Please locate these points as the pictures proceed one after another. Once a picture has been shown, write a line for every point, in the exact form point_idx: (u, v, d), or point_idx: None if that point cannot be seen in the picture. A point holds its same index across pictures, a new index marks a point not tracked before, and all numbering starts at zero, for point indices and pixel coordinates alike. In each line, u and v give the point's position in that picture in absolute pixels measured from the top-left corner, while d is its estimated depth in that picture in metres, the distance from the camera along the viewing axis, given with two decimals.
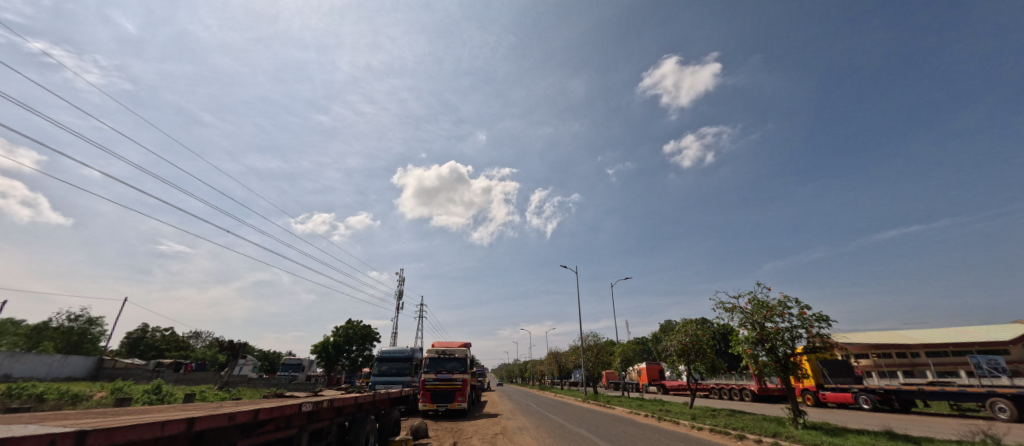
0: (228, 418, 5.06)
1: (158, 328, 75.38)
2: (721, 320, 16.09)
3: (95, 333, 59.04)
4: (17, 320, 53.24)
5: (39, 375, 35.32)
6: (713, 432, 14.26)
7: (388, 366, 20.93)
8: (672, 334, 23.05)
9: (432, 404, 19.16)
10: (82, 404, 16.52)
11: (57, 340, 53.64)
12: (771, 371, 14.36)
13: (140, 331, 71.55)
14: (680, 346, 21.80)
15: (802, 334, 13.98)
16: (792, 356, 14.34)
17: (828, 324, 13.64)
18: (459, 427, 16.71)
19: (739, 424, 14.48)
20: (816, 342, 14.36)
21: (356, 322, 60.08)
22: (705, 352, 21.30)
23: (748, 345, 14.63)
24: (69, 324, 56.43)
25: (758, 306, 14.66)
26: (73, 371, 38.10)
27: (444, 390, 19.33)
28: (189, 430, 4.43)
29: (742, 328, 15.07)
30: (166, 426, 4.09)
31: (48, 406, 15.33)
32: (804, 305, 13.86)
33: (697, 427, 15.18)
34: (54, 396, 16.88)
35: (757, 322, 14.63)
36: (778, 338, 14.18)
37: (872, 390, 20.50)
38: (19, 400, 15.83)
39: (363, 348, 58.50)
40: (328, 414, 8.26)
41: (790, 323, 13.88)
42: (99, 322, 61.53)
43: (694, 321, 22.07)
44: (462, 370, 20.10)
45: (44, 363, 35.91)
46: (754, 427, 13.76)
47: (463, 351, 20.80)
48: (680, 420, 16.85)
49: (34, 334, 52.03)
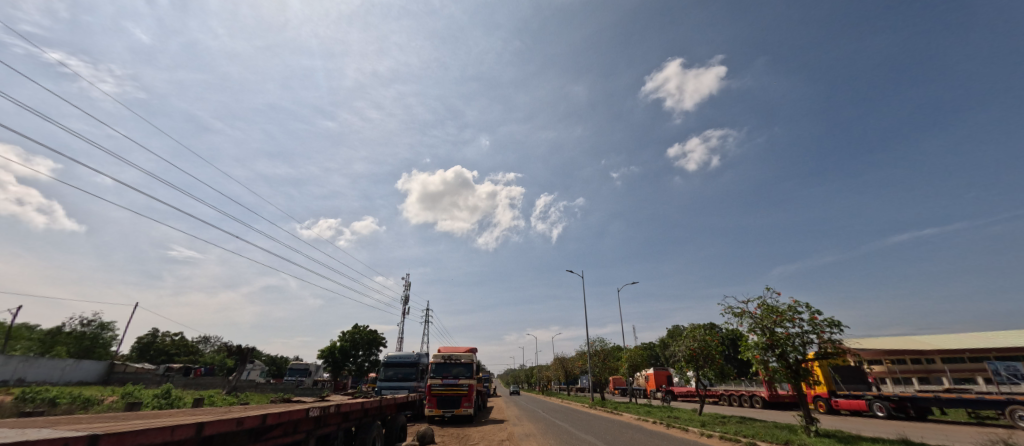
0: (236, 423, 5.05)
1: (168, 331, 75.93)
2: (731, 324, 15.90)
3: (106, 338, 59.74)
4: (32, 325, 54.46)
5: (52, 379, 35.99)
6: (723, 439, 14.05)
7: (393, 371, 20.88)
8: (679, 339, 22.78)
9: (438, 410, 19.10)
10: (93, 408, 16.73)
11: (70, 345, 54.39)
12: (782, 378, 14.05)
13: (150, 336, 72.00)
14: (688, 351, 21.48)
15: (813, 339, 13.76)
16: (803, 362, 14.09)
17: (839, 329, 13.44)
18: (465, 433, 16.61)
19: (750, 432, 14.23)
20: (828, 348, 14.06)
21: (362, 327, 60.14)
22: (713, 357, 20.99)
23: (758, 350, 14.39)
24: (82, 329, 57.28)
25: (767, 311, 14.48)
26: (85, 375, 38.65)
27: (450, 395, 19.25)
28: (199, 434, 4.42)
29: (751, 334, 14.85)
30: (176, 431, 4.08)
31: (61, 410, 15.50)
32: (815, 311, 13.71)
33: (706, 434, 14.99)
34: (67, 400, 17.14)
35: (767, 327, 14.40)
36: (789, 344, 13.97)
37: (887, 397, 20.08)
38: (34, 404, 16.12)
39: (369, 353, 58.65)
40: (334, 419, 8.23)
41: (801, 328, 13.70)
42: (110, 326, 62.26)
43: (702, 326, 21.71)
44: (467, 375, 20.01)
45: (56, 368, 36.52)
46: (765, 435, 13.54)
47: (469, 357, 20.70)
48: (690, 427, 16.59)
49: (48, 340, 53.05)
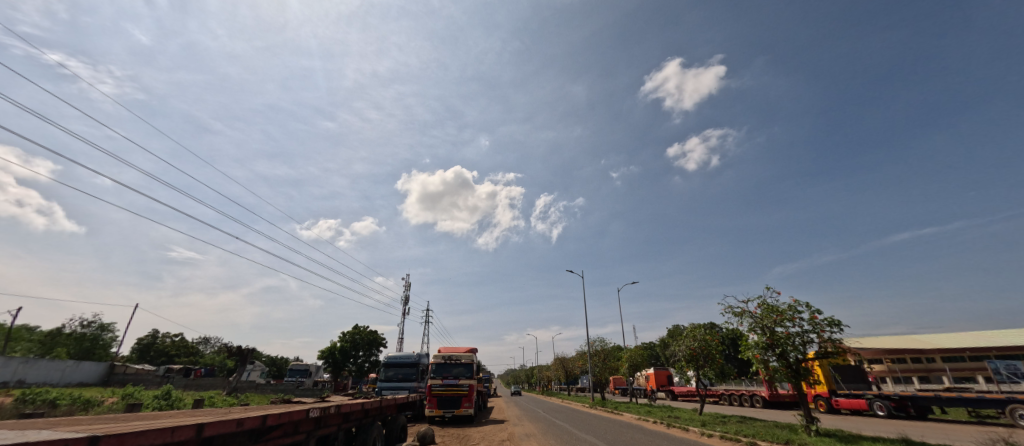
0: (236, 424, 5.04)
1: (168, 333, 75.82)
2: (731, 324, 15.92)
3: (106, 339, 59.68)
4: (31, 326, 54.43)
5: (52, 380, 35.91)
6: (723, 438, 14.05)
7: (394, 371, 20.86)
8: (679, 339, 22.77)
9: (438, 410, 19.09)
10: (93, 409, 16.72)
11: (70, 347, 54.33)
12: (782, 377, 14.06)
13: (150, 337, 71.91)
14: (688, 351, 21.46)
15: (813, 339, 13.76)
16: (803, 362, 14.08)
17: (839, 329, 13.44)
18: (466, 433, 16.62)
19: (750, 431, 14.23)
20: (828, 347, 14.04)
21: (362, 327, 60.04)
22: (713, 357, 20.96)
23: (758, 350, 14.39)
24: (82, 330, 57.20)
25: (767, 311, 14.47)
26: (85, 377, 38.65)
27: (450, 396, 19.22)
28: (199, 435, 4.40)
29: (751, 333, 14.85)
30: (176, 432, 4.07)
31: (61, 412, 15.50)
32: (815, 310, 13.72)
33: (706, 434, 14.97)
34: (67, 401, 17.11)
35: (767, 326, 14.40)
36: (788, 344, 13.96)
37: (887, 396, 20.07)
38: (34, 405, 16.12)
39: (369, 354, 58.61)
40: (334, 420, 8.21)
41: (801, 328, 13.70)
42: (110, 328, 62.16)
43: (703, 326, 21.70)
44: (468, 375, 20.01)
45: (56, 369, 36.46)
46: (766, 434, 13.52)
47: (469, 357, 20.72)
48: (690, 427, 16.58)
49: (48, 341, 52.96)
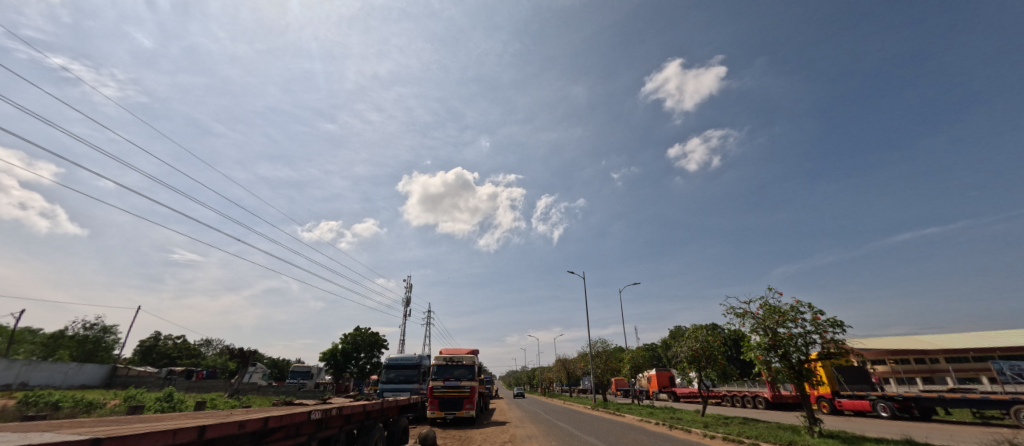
0: (238, 426, 5.04)
1: (170, 335, 76.00)
2: (733, 326, 15.87)
3: (109, 341, 59.82)
4: (34, 329, 54.62)
5: (54, 382, 35.99)
6: (726, 440, 14.01)
7: (395, 373, 20.86)
8: (681, 340, 22.67)
9: (439, 412, 19.09)
10: (96, 411, 16.77)
11: (72, 349, 54.46)
12: (784, 378, 14.03)
13: (152, 339, 72.12)
14: (690, 352, 21.34)
15: (816, 339, 13.71)
16: (806, 362, 14.03)
17: (842, 329, 13.38)
18: (467, 435, 16.61)
19: (753, 433, 14.16)
20: (831, 348, 13.98)
21: (364, 329, 60.08)
22: (715, 358, 20.91)
23: (760, 351, 14.33)
24: (85, 332, 57.37)
25: (770, 311, 14.43)
26: (87, 379, 38.79)
27: (452, 397, 19.19)
28: (201, 437, 4.39)
29: (753, 334, 14.79)
30: (178, 434, 4.07)
31: (64, 414, 15.56)
32: (818, 310, 13.65)
33: (709, 435, 14.94)
34: (70, 403, 17.16)
35: (769, 327, 14.35)
36: (791, 344, 13.91)
37: (890, 397, 19.96)
38: (37, 408, 16.18)
39: (371, 355, 58.63)
40: (335, 422, 8.16)
41: (803, 329, 13.66)
42: (112, 330, 62.34)
43: (705, 327, 21.63)
44: (470, 377, 19.98)
45: (59, 371, 36.56)
46: (768, 436, 13.46)
47: (471, 358, 20.71)
48: (692, 429, 16.52)
49: (51, 343, 53.11)
